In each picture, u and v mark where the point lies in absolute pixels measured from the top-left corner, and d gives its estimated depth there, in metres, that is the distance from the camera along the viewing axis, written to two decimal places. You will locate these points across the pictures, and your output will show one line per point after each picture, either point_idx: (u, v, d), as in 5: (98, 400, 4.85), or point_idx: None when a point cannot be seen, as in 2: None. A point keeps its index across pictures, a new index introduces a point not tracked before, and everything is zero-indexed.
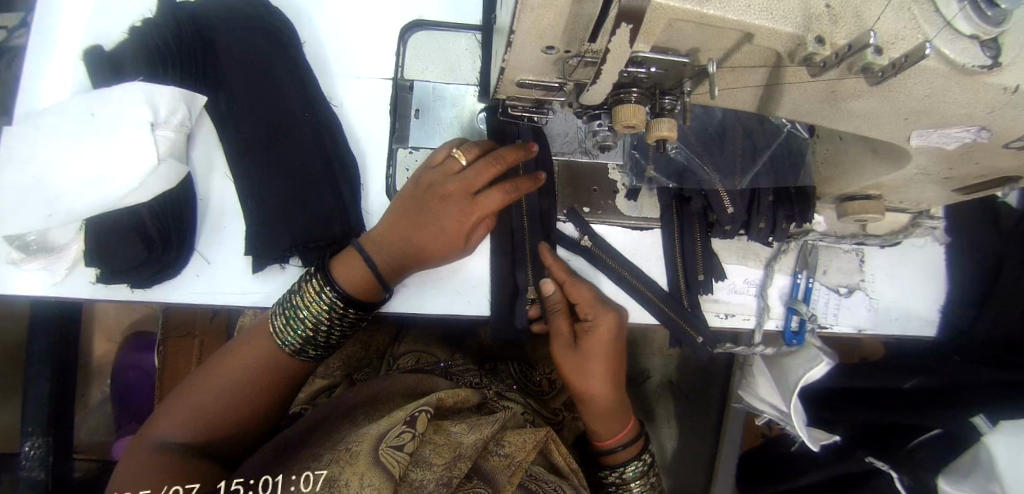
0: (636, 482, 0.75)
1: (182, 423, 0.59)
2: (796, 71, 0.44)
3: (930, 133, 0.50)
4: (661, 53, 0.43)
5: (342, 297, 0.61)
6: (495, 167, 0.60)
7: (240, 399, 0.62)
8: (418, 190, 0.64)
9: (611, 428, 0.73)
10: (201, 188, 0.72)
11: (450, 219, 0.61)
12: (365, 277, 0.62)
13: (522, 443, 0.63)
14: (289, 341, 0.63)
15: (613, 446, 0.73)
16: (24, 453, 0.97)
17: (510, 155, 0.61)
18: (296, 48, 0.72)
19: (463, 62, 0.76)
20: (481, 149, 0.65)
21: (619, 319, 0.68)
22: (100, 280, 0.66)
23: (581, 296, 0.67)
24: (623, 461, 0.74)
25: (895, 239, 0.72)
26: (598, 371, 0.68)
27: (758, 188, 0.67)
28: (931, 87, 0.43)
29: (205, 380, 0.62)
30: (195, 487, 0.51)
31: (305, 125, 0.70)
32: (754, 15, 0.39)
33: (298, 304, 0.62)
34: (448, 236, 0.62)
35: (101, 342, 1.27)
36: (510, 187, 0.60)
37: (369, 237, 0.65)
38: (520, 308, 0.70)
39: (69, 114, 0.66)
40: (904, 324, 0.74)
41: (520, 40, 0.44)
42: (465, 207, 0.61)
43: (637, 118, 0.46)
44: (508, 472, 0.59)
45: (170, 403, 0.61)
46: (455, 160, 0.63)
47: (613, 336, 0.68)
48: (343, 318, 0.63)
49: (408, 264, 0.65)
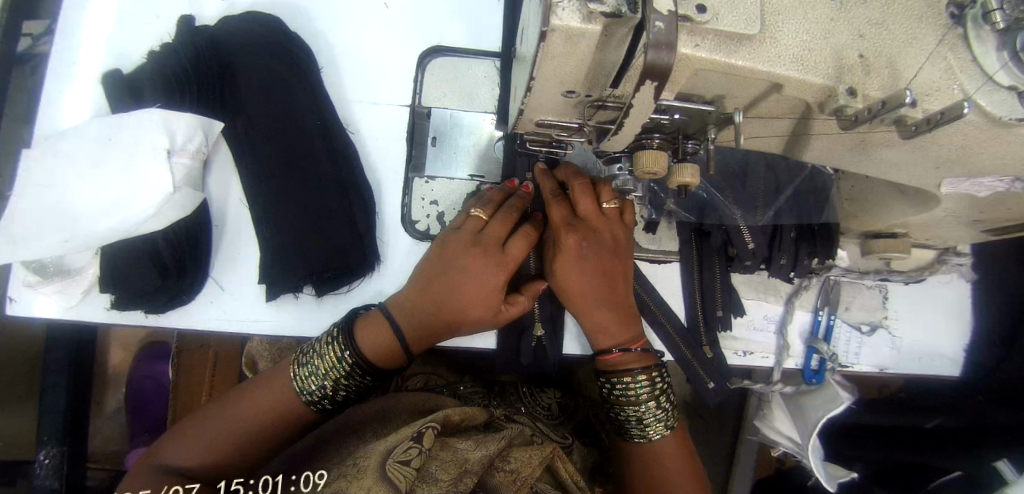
0: (650, 403, 0.62)
1: (189, 451, 0.59)
2: (825, 122, 0.43)
3: (962, 182, 0.48)
4: (686, 100, 0.42)
5: (361, 362, 0.61)
6: (511, 218, 0.63)
7: (245, 434, 0.61)
8: (441, 254, 0.63)
9: (606, 332, 0.63)
10: (217, 215, 0.72)
11: (485, 275, 0.61)
12: (389, 345, 0.62)
13: (528, 459, 0.62)
14: (309, 391, 0.62)
15: (610, 348, 0.63)
16: (40, 463, 0.98)
17: (518, 202, 0.65)
18: (313, 75, 0.73)
19: (483, 89, 0.75)
20: (492, 202, 0.65)
21: (603, 227, 0.63)
22: (116, 305, 0.67)
23: (556, 215, 0.63)
24: (635, 376, 0.61)
25: (920, 276, 0.70)
26: (584, 287, 0.62)
27: (781, 225, 0.66)
28: (966, 138, 0.42)
29: (216, 411, 0.63)
30: (194, 487, 0.55)
31: (321, 153, 0.70)
32: (783, 67, 0.38)
33: (319, 362, 0.62)
34: (480, 296, 0.61)
35: (116, 351, 1.27)
36: (532, 236, 0.63)
37: (394, 301, 0.65)
38: (525, 345, 0.70)
39: (87, 140, 0.66)
40: (925, 364, 0.71)
41: (541, 83, 0.43)
42: (497, 265, 0.61)
43: (659, 165, 0.45)
44: (514, 486, 0.57)
45: (180, 428, 0.62)
46: (474, 217, 0.64)
47: (585, 251, 0.62)
48: (355, 382, 0.62)
49: (437, 331, 0.64)
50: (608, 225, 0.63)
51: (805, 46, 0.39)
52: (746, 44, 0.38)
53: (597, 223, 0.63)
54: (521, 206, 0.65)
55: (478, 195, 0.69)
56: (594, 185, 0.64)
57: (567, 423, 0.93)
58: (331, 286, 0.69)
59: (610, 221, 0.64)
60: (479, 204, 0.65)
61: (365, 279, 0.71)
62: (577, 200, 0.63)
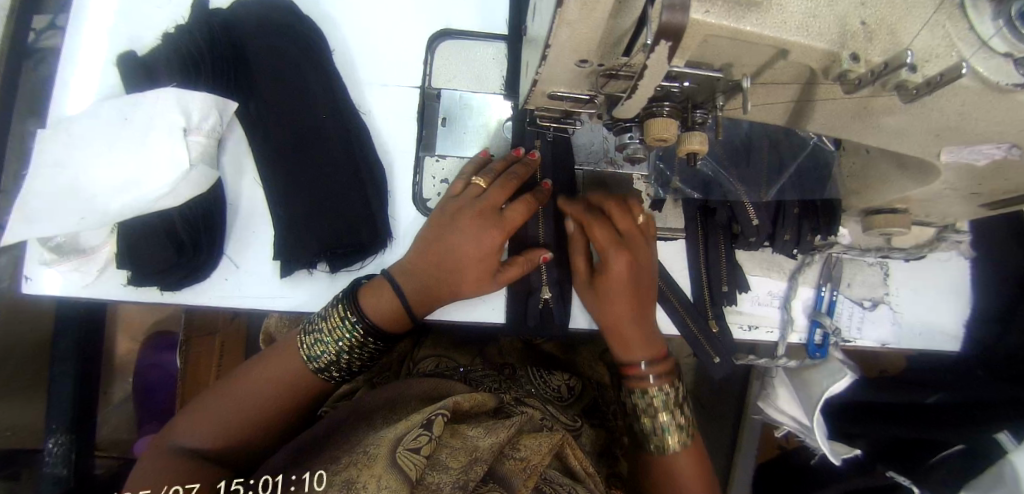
0: (666, 415, 0.65)
1: (202, 431, 0.60)
2: (829, 88, 0.45)
3: (961, 149, 0.49)
4: (696, 67, 0.44)
5: (364, 327, 0.62)
6: (512, 183, 0.64)
7: (254, 415, 0.62)
8: (439, 219, 0.65)
9: (637, 350, 0.66)
10: (231, 194, 0.73)
11: (479, 236, 0.62)
12: (393, 310, 0.64)
13: (537, 447, 0.60)
14: (315, 357, 0.64)
15: (636, 362, 0.66)
16: (48, 450, 0.99)
17: (522, 170, 0.66)
18: (325, 56, 0.74)
19: (491, 71, 0.77)
20: (496, 169, 0.67)
21: (640, 245, 0.65)
22: (132, 281, 0.68)
23: (603, 232, 0.64)
24: (650, 389, 0.65)
25: (920, 253, 0.72)
26: (622, 305, 0.64)
27: (784, 201, 0.68)
28: (964, 103, 0.43)
29: (227, 389, 0.64)
30: (195, 487, 0.52)
31: (333, 133, 0.72)
32: (789, 32, 0.40)
33: (322, 326, 0.64)
34: (477, 258, 0.63)
35: (123, 341, 1.27)
36: (532, 203, 0.64)
37: (395, 270, 0.67)
38: (532, 306, 0.72)
39: (103, 120, 0.68)
40: (928, 340, 0.73)
41: (555, 52, 0.45)
42: (495, 227, 0.63)
43: (669, 131, 0.47)
44: (524, 476, 0.56)
45: (189, 410, 0.63)
46: (475, 184, 0.66)
47: (630, 273, 0.64)
48: (365, 349, 0.64)
49: (435, 294, 0.66)
50: (640, 246, 0.65)
51: (809, 12, 0.40)
52: (754, 10, 0.39)
53: (636, 246, 0.65)
54: (526, 173, 0.66)
55: (476, 161, 0.70)
56: (628, 205, 0.66)
57: (578, 406, 0.91)
58: (345, 262, 0.70)
59: (638, 241, 0.66)
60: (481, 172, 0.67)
61: (379, 255, 0.73)
62: (614, 218, 0.65)
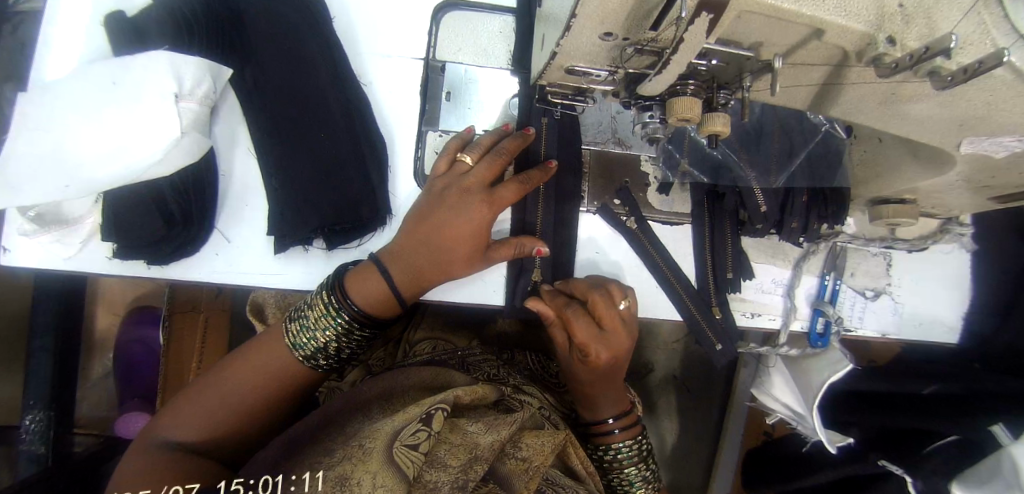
0: (631, 467, 0.71)
1: (191, 422, 0.57)
2: (861, 71, 0.43)
3: (981, 141, 0.49)
4: (724, 45, 0.42)
5: (354, 314, 0.60)
6: (500, 159, 0.63)
7: (243, 410, 0.60)
8: (429, 198, 0.64)
9: (605, 403, 0.70)
10: (223, 163, 0.70)
11: (471, 211, 0.62)
12: (381, 295, 0.62)
13: (541, 446, 0.60)
14: (302, 346, 0.62)
15: (605, 420, 0.70)
16: (25, 427, 0.95)
17: (511, 145, 0.64)
18: (325, 22, 0.70)
19: (497, 45, 0.75)
20: (484, 145, 0.65)
21: (618, 338, 0.63)
22: (118, 254, 0.65)
23: (579, 330, 0.61)
24: (616, 443, 0.70)
25: (923, 245, 0.72)
26: (602, 387, 0.68)
27: (793, 188, 0.67)
28: (994, 94, 0.42)
29: (215, 380, 0.61)
30: (195, 487, 0.48)
31: (333, 104, 0.68)
32: (826, 10, 0.38)
33: (309, 314, 0.61)
34: (471, 234, 0.62)
35: (103, 316, 1.23)
36: (523, 179, 0.63)
37: (383, 252, 0.65)
38: (521, 284, 0.69)
39: (87, 82, 0.63)
40: (927, 331, 0.74)
41: (581, 23, 0.42)
42: (482, 201, 0.62)
43: (693, 111, 0.45)
44: (525, 477, 0.57)
45: (175, 404, 0.60)
46: (461, 161, 0.65)
47: (612, 362, 0.64)
48: (353, 336, 0.63)
49: (427, 276, 0.64)
50: (630, 338, 0.65)
51: None
52: None
53: (632, 342, 0.64)
54: (517, 150, 0.64)
55: (461, 135, 0.68)
56: (608, 291, 0.63)
57: None
58: (343, 238, 0.68)
59: (614, 329, 0.63)
60: (469, 147, 0.66)
61: (378, 232, 0.71)
62: (597, 312, 0.62)
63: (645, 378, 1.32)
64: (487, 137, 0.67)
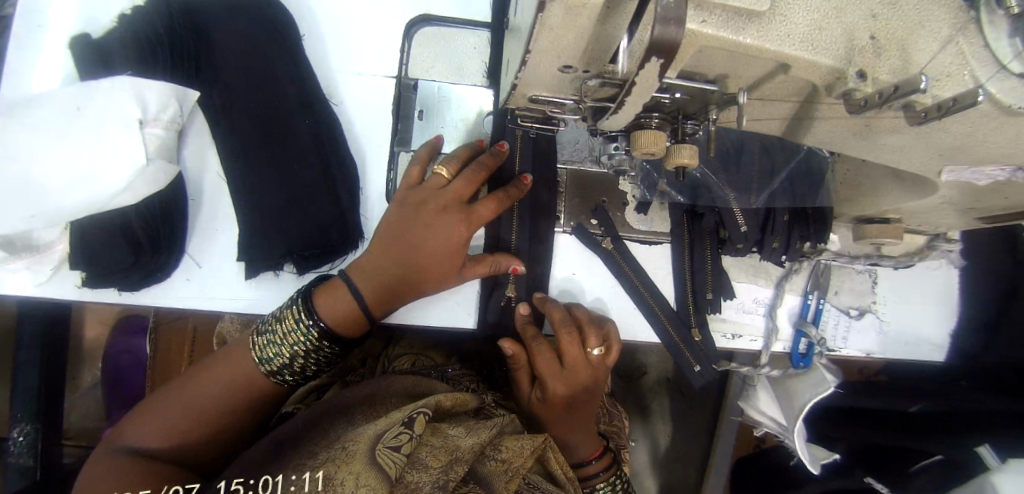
0: None
1: (154, 428, 0.56)
2: (832, 105, 0.41)
3: (963, 170, 0.46)
4: (688, 78, 0.40)
5: (321, 331, 0.59)
6: (480, 174, 0.62)
7: (208, 418, 0.59)
8: (399, 212, 0.62)
9: (582, 441, 0.69)
10: (192, 186, 0.69)
11: (446, 230, 0.60)
12: (348, 311, 0.61)
13: (521, 448, 0.57)
14: (268, 360, 0.61)
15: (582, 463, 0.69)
16: (12, 440, 0.97)
17: (489, 162, 0.62)
18: (295, 42, 0.68)
19: (472, 62, 0.73)
20: (462, 159, 0.64)
21: (581, 376, 0.66)
22: (87, 282, 0.64)
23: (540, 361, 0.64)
24: (596, 483, 0.69)
25: (908, 262, 0.70)
26: (578, 425, 0.69)
27: (773, 207, 0.65)
28: (973, 126, 0.40)
29: (193, 382, 0.61)
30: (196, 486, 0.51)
31: (302, 126, 0.67)
32: (791, 46, 0.36)
33: (276, 328, 0.61)
34: (446, 251, 0.61)
35: (91, 325, 1.24)
36: (501, 196, 0.61)
37: (355, 266, 0.64)
38: (494, 303, 0.69)
39: (48, 109, 0.62)
40: (913, 350, 0.73)
41: (536, 57, 0.40)
42: (459, 220, 0.60)
43: (658, 145, 0.43)
44: (505, 477, 0.53)
45: (141, 409, 0.59)
46: (439, 173, 0.62)
47: (581, 401, 0.68)
48: (321, 353, 0.61)
49: (398, 291, 0.63)
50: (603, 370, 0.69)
51: (816, 24, 0.36)
52: (754, 20, 0.35)
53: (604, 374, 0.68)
54: (492, 168, 0.63)
55: (434, 144, 0.66)
56: (577, 318, 0.66)
57: None
58: (312, 264, 0.67)
59: (589, 367, 0.66)
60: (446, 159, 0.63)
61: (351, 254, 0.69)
62: (563, 349, 0.64)
63: (637, 383, 1.32)
64: (462, 151, 0.64)
